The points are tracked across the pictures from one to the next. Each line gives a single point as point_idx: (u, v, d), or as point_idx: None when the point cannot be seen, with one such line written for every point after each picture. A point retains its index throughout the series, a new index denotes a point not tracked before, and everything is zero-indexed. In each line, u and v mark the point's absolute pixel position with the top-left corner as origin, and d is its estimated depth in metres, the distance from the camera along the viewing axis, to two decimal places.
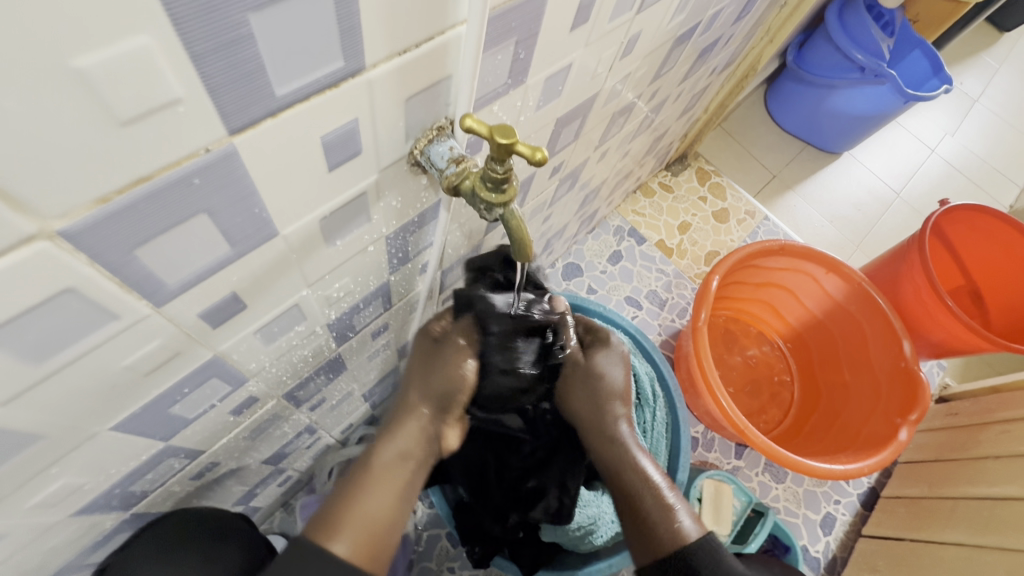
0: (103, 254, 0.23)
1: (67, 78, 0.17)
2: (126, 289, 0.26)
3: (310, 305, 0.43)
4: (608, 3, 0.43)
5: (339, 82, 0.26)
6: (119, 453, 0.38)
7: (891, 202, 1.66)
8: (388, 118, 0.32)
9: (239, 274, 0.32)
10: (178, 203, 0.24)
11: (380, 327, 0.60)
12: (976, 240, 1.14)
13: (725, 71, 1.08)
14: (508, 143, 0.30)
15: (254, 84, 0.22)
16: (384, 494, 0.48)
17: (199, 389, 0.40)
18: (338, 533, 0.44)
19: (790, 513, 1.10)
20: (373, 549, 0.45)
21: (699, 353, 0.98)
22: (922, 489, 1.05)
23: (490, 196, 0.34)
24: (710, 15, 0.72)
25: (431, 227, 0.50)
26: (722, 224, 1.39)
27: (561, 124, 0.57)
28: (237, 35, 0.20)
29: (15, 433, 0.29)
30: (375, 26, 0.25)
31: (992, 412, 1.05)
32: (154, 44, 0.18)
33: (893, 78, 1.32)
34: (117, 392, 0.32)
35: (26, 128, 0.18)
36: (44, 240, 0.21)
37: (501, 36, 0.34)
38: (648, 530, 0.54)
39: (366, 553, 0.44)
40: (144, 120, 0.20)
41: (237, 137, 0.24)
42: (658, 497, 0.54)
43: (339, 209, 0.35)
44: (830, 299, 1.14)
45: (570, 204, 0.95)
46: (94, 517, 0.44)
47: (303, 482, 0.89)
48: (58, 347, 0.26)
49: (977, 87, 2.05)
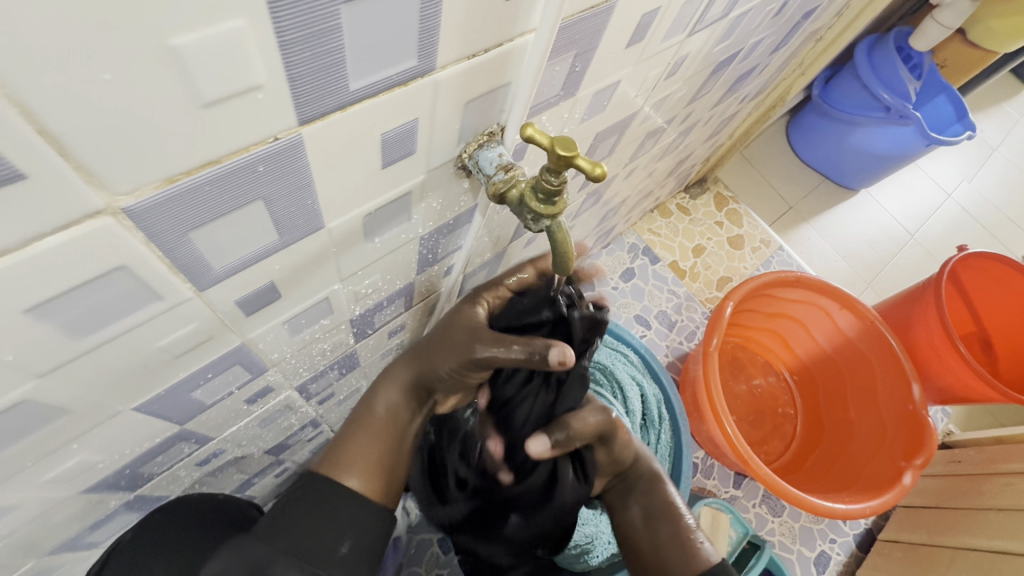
0: (159, 235, 0.23)
1: (162, 56, 0.17)
2: (174, 272, 0.26)
3: (339, 299, 0.42)
4: (663, 25, 0.43)
5: (408, 81, 0.26)
6: (136, 435, 0.38)
7: (905, 242, 1.66)
8: (446, 119, 0.31)
9: (280, 263, 0.32)
10: (240, 188, 0.24)
11: (398, 326, 0.60)
12: (991, 288, 1.13)
13: (755, 98, 1.08)
14: (568, 156, 0.30)
15: (330, 76, 0.22)
16: (380, 437, 0.46)
17: (221, 375, 0.39)
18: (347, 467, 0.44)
19: (785, 548, 1.09)
20: (383, 479, 0.45)
21: (708, 378, 0.97)
22: (922, 534, 1.04)
23: (539, 207, 0.34)
24: (751, 45, 0.72)
25: (463, 231, 0.49)
26: (736, 250, 1.39)
27: (600, 139, 0.57)
28: (326, 26, 0.20)
29: (45, 407, 0.28)
30: (452, 27, 0.25)
31: (996, 464, 1.03)
32: (247, 26, 0.18)
33: (918, 120, 1.33)
34: (147, 373, 0.32)
35: (115, 102, 0.17)
36: (108, 216, 0.20)
37: (564, 48, 0.34)
38: (662, 558, 0.54)
39: (377, 488, 0.44)
40: (224, 103, 0.20)
41: (306, 128, 0.24)
42: (675, 522, 0.56)
43: (383, 207, 0.35)
44: (841, 335, 1.14)
45: (591, 218, 0.95)
46: (100, 495, 0.43)
47: (299, 474, 0.87)
48: (100, 324, 0.26)
49: (997, 136, 2.06)
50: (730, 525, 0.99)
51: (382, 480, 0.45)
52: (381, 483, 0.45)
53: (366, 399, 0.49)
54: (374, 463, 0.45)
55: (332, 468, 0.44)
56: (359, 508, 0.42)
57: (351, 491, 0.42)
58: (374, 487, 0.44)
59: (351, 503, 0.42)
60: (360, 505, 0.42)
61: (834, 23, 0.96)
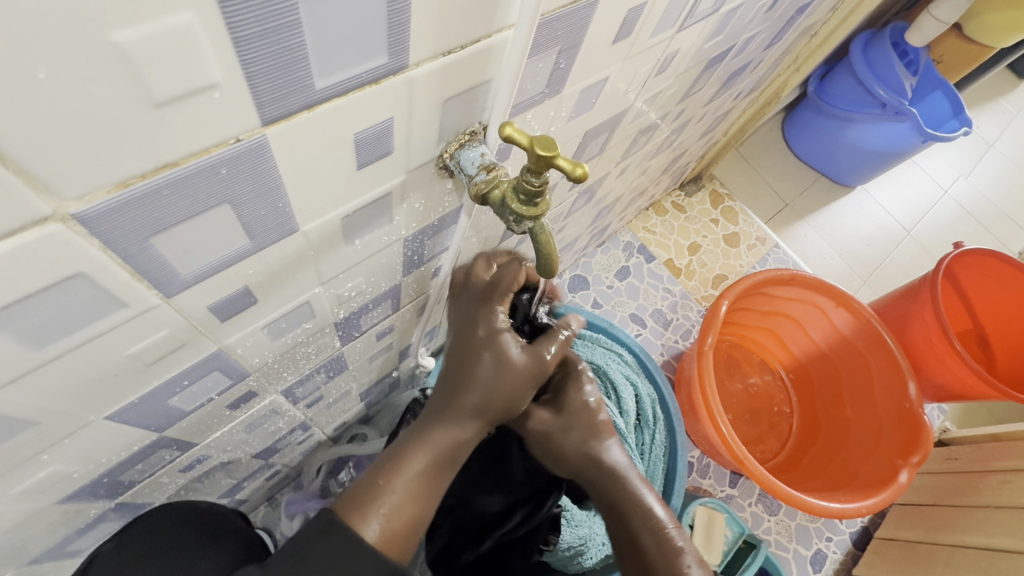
0: (117, 241, 0.22)
1: (104, 53, 0.16)
2: (138, 279, 0.25)
3: (321, 303, 0.42)
4: (651, 20, 0.42)
5: (380, 78, 0.25)
6: (111, 444, 0.37)
7: (901, 238, 1.65)
8: (424, 118, 0.30)
9: (254, 268, 0.31)
10: (202, 192, 0.23)
11: (386, 328, 0.59)
12: (987, 284, 1.13)
13: (750, 95, 1.07)
14: (549, 156, 0.29)
15: (292, 73, 0.21)
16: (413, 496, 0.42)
17: (200, 381, 0.38)
18: (372, 518, 0.40)
19: (781, 547, 1.08)
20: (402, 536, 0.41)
21: (703, 378, 0.96)
22: (919, 533, 1.04)
23: (521, 208, 0.33)
24: (744, 41, 0.71)
25: (449, 232, 0.48)
26: (731, 248, 1.38)
27: (589, 137, 0.56)
28: (284, 22, 0.19)
29: (9, 418, 0.27)
30: (424, 24, 0.24)
31: (993, 461, 1.02)
32: (197, 21, 0.17)
33: (914, 116, 1.32)
34: (118, 381, 0.31)
35: (56, 104, 0.17)
36: (58, 222, 0.20)
37: (546, 44, 0.33)
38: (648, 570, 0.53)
39: (396, 545, 0.41)
40: (177, 103, 0.19)
41: (270, 128, 0.23)
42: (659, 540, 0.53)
43: (361, 209, 0.34)
44: (837, 333, 1.13)
45: (584, 217, 0.94)
46: (79, 504, 0.42)
47: (290, 477, 0.86)
48: (61, 333, 0.25)
49: (994, 132, 2.05)
50: (726, 524, 0.98)
51: (403, 535, 0.41)
52: (401, 542, 0.41)
53: (396, 455, 0.43)
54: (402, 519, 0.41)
55: (360, 517, 0.40)
56: (380, 564, 0.39)
57: (373, 544, 0.39)
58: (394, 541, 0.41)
59: (373, 561, 0.39)
60: (381, 565, 0.39)
61: (829, 18, 0.95)
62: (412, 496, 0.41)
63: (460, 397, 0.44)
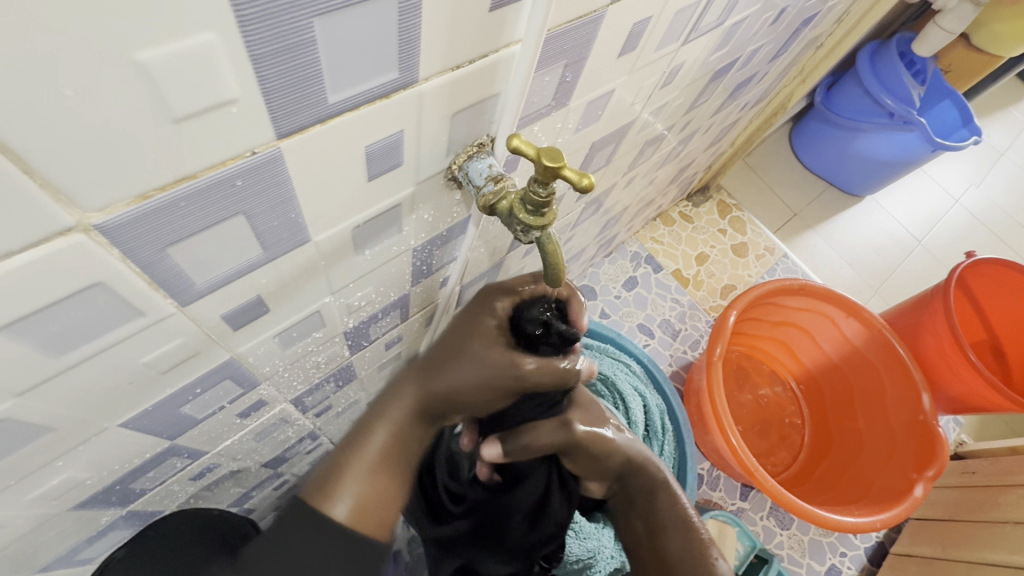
0: (136, 251, 0.23)
1: (128, 71, 0.17)
2: (154, 288, 0.25)
3: (330, 312, 0.42)
4: (656, 34, 0.43)
5: (390, 93, 0.26)
6: (125, 450, 0.37)
7: (912, 248, 1.64)
8: (433, 131, 0.31)
9: (266, 277, 0.31)
10: (217, 203, 0.24)
11: (394, 338, 0.59)
12: (1001, 295, 1.11)
13: (757, 105, 1.07)
14: (555, 167, 0.30)
15: (307, 89, 0.22)
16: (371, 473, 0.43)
17: (211, 390, 0.39)
18: (337, 494, 0.41)
19: (793, 562, 1.06)
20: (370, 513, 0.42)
21: (712, 389, 0.95)
22: (936, 548, 1.02)
23: (527, 218, 0.33)
24: (749, 52, 0.71)
25: (457, 243, 0.48)
26: (740, 258, 1.38)
27: (596, 148, 0.56)
28: (299, 40, 0.20)
29: (27, 425, 0.28)
30: (433, 40, 0.25)
31: (1011, 475, 1.00)
32: (216, 40, 0.18)
33: (923, 126, 1.32)
34: (133, 389, 0.32)
35: (82, 118, 0.17)
36: (80, 233, 0.20)
37: (552, 58, 0.34)
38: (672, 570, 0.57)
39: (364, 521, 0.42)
40: (196, 118, 0.20)
41: (284, 141, 0.23)
42: (685, 532, 0.57)
43: (372, 219, 0.34)
44: (847, 343, 1.12)
45: (591, 228, 0.94)
46: (91, 511, 0.43)
47: (298, 487, 0.86)
48: (79, 341, 0.25)
49: (1005, 141, 2.04)
50: (737, 538, 0.97)
51: (372, 510, 0.42)
52: (373, 519, 0.42)
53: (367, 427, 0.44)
54: (360, 489, 0.42)
55: (324, 498, 0.41)
56: (343, 536, 0.40)
57: (339, 522, 0.40)
58: (364, 518, 0.42)
59: (337, 532, 0.40)
60: (346, 537, 0.40)
61: (834, 30, 0.95)
62: (371, 475, 0.42)
63: (444, 371, 0.43)
